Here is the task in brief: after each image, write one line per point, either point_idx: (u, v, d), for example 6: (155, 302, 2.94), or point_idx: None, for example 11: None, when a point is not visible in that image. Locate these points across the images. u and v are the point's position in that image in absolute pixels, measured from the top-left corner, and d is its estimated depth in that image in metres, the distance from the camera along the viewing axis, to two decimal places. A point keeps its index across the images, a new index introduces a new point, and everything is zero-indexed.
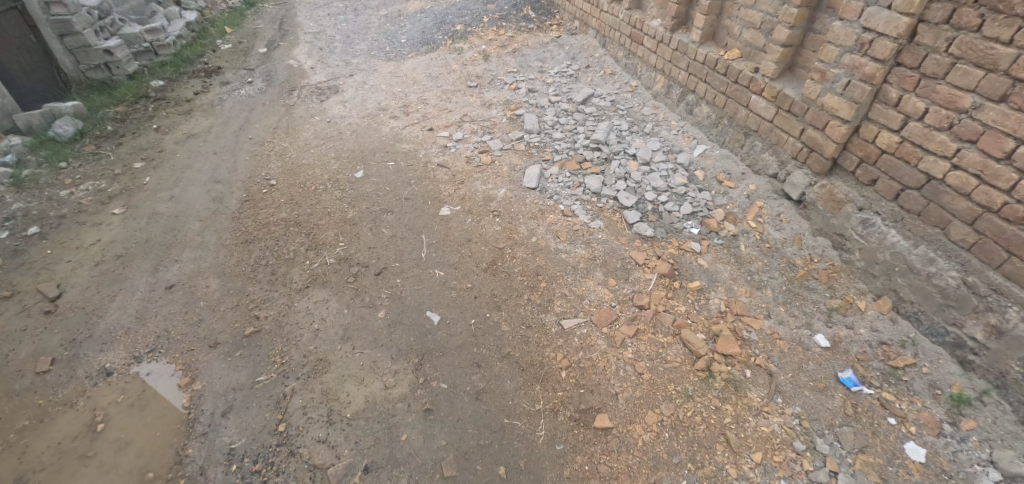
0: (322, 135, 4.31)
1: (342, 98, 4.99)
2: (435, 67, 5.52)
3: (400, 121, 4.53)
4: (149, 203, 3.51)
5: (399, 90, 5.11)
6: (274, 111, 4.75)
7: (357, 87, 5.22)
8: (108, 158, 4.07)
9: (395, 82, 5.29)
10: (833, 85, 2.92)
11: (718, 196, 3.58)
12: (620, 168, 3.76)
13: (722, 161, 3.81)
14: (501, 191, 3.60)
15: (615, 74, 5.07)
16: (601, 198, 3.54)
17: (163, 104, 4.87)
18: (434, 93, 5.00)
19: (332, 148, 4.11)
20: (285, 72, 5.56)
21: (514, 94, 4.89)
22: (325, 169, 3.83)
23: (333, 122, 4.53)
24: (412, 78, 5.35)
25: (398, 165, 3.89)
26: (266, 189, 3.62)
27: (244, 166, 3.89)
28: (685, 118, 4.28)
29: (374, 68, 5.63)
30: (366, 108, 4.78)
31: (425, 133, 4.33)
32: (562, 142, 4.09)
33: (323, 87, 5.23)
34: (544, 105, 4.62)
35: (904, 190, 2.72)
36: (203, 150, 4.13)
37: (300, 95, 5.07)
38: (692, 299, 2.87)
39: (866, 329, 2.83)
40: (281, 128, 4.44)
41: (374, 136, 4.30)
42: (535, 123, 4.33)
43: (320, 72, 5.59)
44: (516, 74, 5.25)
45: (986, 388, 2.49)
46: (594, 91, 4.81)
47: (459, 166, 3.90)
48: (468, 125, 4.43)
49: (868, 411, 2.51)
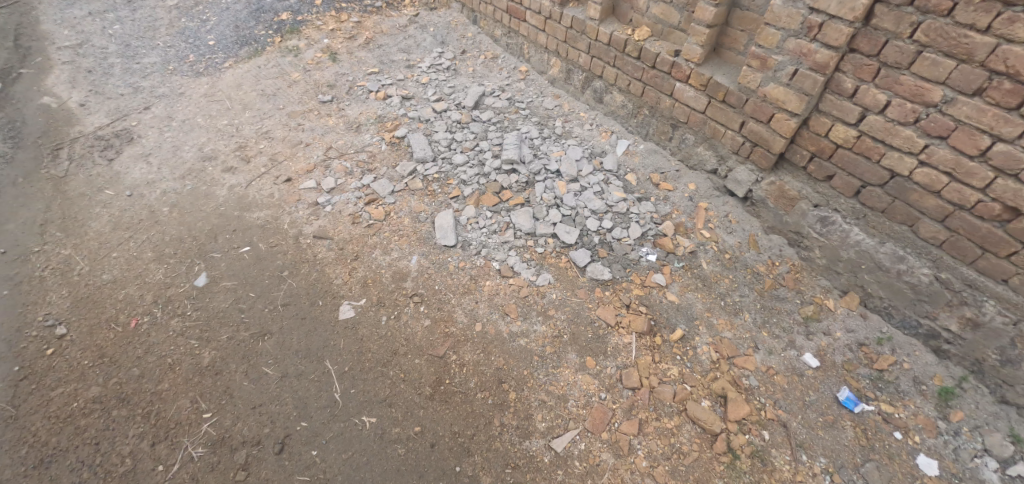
0: (121, 223, 2.96)
1: (141, 151, 3.53)
2: (265, 80, 4.14)
3: (241, 174, 3.32)
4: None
5: (224, 122, 3.76)
6: (32, 195, 3.19)
7: (159, 128, 3.75)
8: None
9: (215, 110, 3.89)
10: (777, 74, 2.55)
11: (660, 204, 3.14)
12: (547, 192, 3.11)
13: (650, 157, 3.35)
14: (413, 260, 2.79)
15: (498, 57, 4.22)
16: (539, 239, 2.91)
17: None
18: (277, 120, 3.76)
19: (141, 244, 2.82)
20: (39, 121, 3.83)
21: (383, 105, 3.82)
22: (139, 284, 2.59)
23: (138, 195, 3.16)
24: (239, 99, 3.97)
25: (256, 251, 2.79)
26: (52, 347, 2.34)
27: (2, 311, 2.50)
28: (594, 108, 3.68)
29: (179, 92, 4.11)
30: (184, 160, 3.43)
31: (283, 187, 3.22)
32: (468, 168, 3.29)
33: (106, 136, 3.67)
34: (426, 118, 3.64)
35: (865, 187, 2.49)
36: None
37: (70, 157, 3.48)
38: (680, 355, 2.48)
39: (841, 332, 2.66)
40: (51, 223, 2.98)
41: (206, 207, 3.06)
42: (423, 149, 3.39)
43: (96, 111, 3.94)
44: (377, 75, 4.12)
45: (964, 375, 2.46)
46: (481, 84, 3.94)
47: (345, 231, 2.94)
48: (339, 163, 3.39)
49: (874, 433, 2.37)
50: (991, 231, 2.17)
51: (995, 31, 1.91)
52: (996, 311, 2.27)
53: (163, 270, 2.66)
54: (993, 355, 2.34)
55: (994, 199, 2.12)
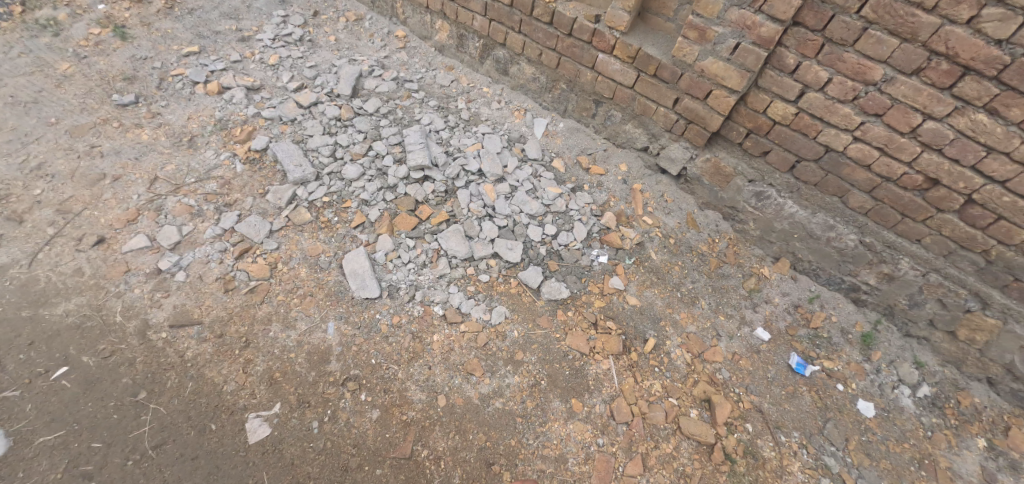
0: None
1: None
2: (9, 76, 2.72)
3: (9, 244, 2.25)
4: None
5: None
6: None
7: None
8: None
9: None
10: (716, 47, 2.28)
11: (595, 192, 2.80)
12: (474, 200, 2.57)
13: (573, 137, 2.96)
14: (330, 329, 2.14)
15: (364, 19, 3.37)
16: (479, 263, 2.41)
17: None
18: (54, 143, 2.55)
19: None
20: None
21: (221, 106, 2.77)
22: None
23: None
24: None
25: (80, 371, 1.96)
26: None
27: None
28: (498, 81, 3.13)
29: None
30: None
31: (89, 255, 2.24)
32: (367, 183, 2.58)
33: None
34: (289, 118, 2.73)
35: (800, 162, 2.39)
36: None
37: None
38: (658, 366, 2.31)
39: (779, 297, 2.64)
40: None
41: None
42: (299, 165, 2.56)
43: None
44: (198, 56, 2.96)
45: (878, 318, 2.56)
46: (352, 60, 3.08)
47: (217, 307, 2.16)
48: (176, 201, 2.43)
49: (823, 391, 2.41)
50: (912, 199, 2.18)
51: (942, 11, 1.81)
52: (910, 266, 2.34)
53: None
54: (903, 299, 2.43)
55: (919, 172, 2.11)
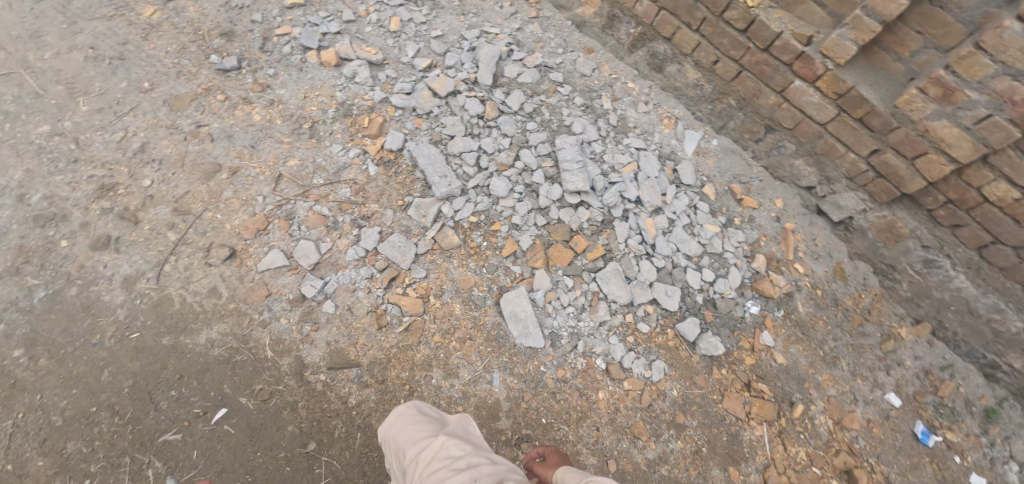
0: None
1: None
2: (95, 24, 2.45)
3: (126, 250, 2.04)
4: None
5: (42, 129, 2.20)
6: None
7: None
8: None
9: (25, 101, 2.25)
10: (957, 112, 1.98)
11: (747, 228, 2.56)
12: (633, 234, 2.32)
13: (727, 159, 2.67)
14: (496, 381, 2.00)
15: None
16: (637, 310, 2.22)
17: None
18: (151, 117, 2.28)
19: (7, 446, 1.76)
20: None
21: (340, 88, 2.42)
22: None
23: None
24: (52, 72, 2.33)
25: (241, 414, 1.86)
26: None
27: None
28: (648, 76, 2.79)
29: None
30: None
31: (216, 276, 2.03)
32: (517, 202, 2.28)
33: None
34: (424, 110, 2.36)
35: (995, 244, 2.20)
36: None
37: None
38: (804, 433, 2.26)
39: (910, 360, 2.49)
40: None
41: (104, 339, 1.91)
42: (444, 176, 2.23)
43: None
44: (303, 10, 2.62)
45: (1005, 395, 2.42)
46: (484, 32, 2.70)
47: (373, 347, 1.98)
48: (308, 209, 2.16)
49: (942, 465, 2.31)
50: None
51: None
52: None
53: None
54: None
55: None
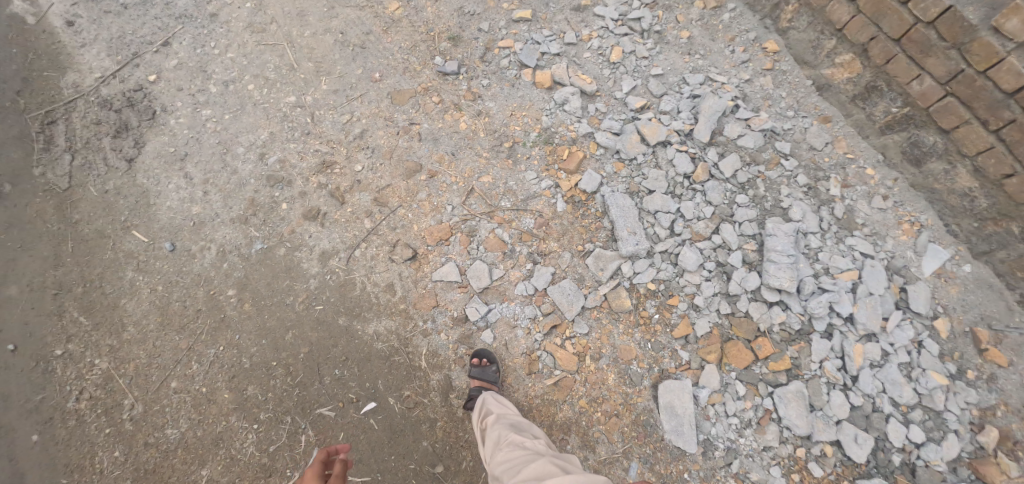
0: (185, 326, 2.14)
1: (171, 150, 2.45)
2: (348, 10, 2.69)
3: (328, 227, 2.23)
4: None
5: (289, 99, 2.50)
6: (38, 240, 2.32)
7: (196, 102, 2.55)
8: None
9: (282, 72, 2.58)
10: None
11: (987, 391, 1.92)
12: (832, 356, 1.95)
13: (982, 293, 2.06)
14: (632, 471, 1.86)
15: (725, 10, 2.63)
16: (813, 447, 1.88)
17: None
18: (374, 106, 2.45)
19: (208, 371, 2.07)
20: (12, 52, 2.62)
21: (547, 112, 2.36)
22: (225, 462, 1.96)
23: (194, 256, 2.24)
24: (306, 48, 2.63)
25: (386, 413, 1.97)
26: None
27: (30, 470, 2.00)
28: (895, 166, 2.26)
29: (207, 12, 2.76)
30: (241, 180, 2.36)
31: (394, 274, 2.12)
32: (704, 281, 2.04)
33: (113, 102, 2.55)
34: (628, 156, 2.21)
35: None
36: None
37: (79, 160, 2.45)
38: None
39: None
40: (83, 307, 2.21)
41: (295, 302, 2.12)
42: (633, 233, 2.07)
43: (90, 49, 2.68)
44: (528, 24, 2.59)
45: None
46: (709, 79, 2.43)
47: (519, 391, 1.97)
48: (490, 231, 2.16)
49: None
50: None
51: None
52: None
53: (254, 437, 1.97)
54: None
55: None
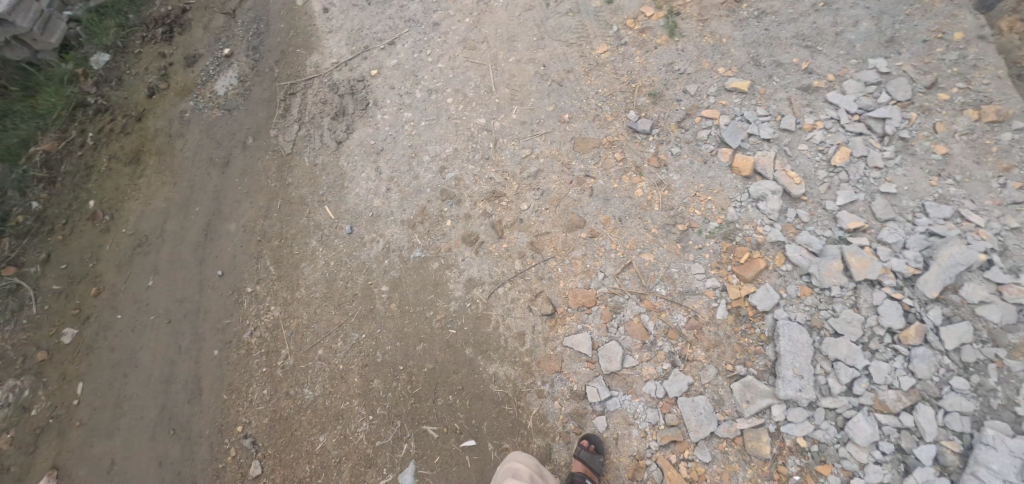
0: (342, 304, 2.40)
1: (372, 142, 2.77)
2: (556, 45, 2.75)
3: (481, 255, 2.31)
4: (84, 477, 2.41)
5: (479, 121, 2.64)
6: (260, 192, 2.79)
7: (402, 103, 2.86)
8: (36, 306, 2.79)
9: (481, 92, 2.73)
10: None
11: None
12: None
13: None
14: None
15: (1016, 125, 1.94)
16: None
17: (105, 132, 3.19)
18: (555, 147, 2.46)
19: (348, 351, 2.30)
20: (280, 27, 3.35)
21: (736, 204, 2.13)
22: (339, 437, 2.18)
23: (365, 245, 2.50)
24: (508, 74, 2.76)
25: (483, 456, 2.03)
26: (248, 479, 2.23)
27: (208, 379, 2.45)
28: None
29: (431, 21, 3.11)
30: (420, 188, 2.55)
31: (526, 326, 2.13)
32: (872, 462, 1.67)
33: (340, 87, 3.01)
34: (820, 283, 1.90)
35: None
36: (84, 211, 3.00)
37: (304, 131, 2.91)
38: None
39: None
40: (274, 258, 2.60)
41: (434, 318, 2.26)
42: (799, 375, 1.79)
43: (336, 36, 3.21)
44: (741, 97, 2.35)
45: None
46: (960, 216, 1.87)
47: None
48: (635, 314, 2.05)
49: None
50: None
51: None
52: None
53: (366, 426, 2.17)
54: None
55: None
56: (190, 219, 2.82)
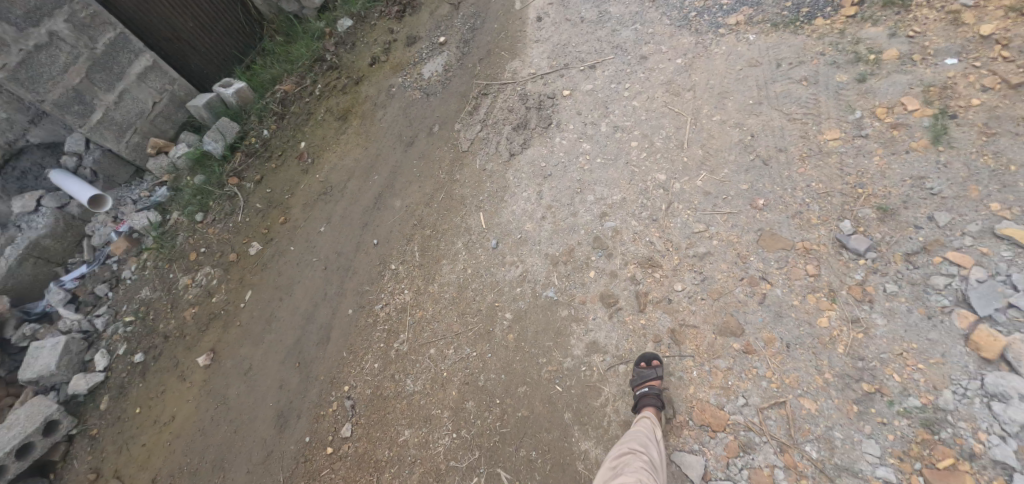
0: (465, 314, 2.45)
1: (543, 164, 2.75)
2: (775, 115, 2.39)
3: (614, 321, 2.17)
4: (228, 369, 2.89)
5: (658, 176, 2.45)
6: (429, 179, 2.97)
7: (584, 133, 2.78)
8: (242, 214, 3.43)
9: (670, 145, 2.52)
10: None
11: None
12: None
13: None
14: None
15: None
16: None
17: (331, 86, 3.79)
18: (734, 233, 2.17)
19: (455, 361, 2.35)
20: (493, 27, 3.60)
21: (955, 387, 1.64)
22: (420, 439, 2.24)
23: (504, 265, 2.51)
24: (707, 133, 2.48)
25: None
26: (336, 436, 2.42)
27: (335, 332, 2.70)
28: None
29: (639, 54, 2.99)
30: (574, 225, 2.48)
31: (645, 375, 1.93)
32: None
33: (529, 99, 3.07)
34: None
35: None
36: (295, 150, 3.56)
37: (485, 132, 3.03)
38: None
39: None
40: (421, 245, 2.75)
41: (545, 366, 2.18)
42: None
43: (541, 47, 3.32)
44: (1016, 250, 1.76)
45: None
46: None
47: None
48: (768, 462, 1.74)
49: None
50: None
51: None
52: None
53: (447, 441, 2.19)
54: None
55: None
56: (368, 184, 3.13)
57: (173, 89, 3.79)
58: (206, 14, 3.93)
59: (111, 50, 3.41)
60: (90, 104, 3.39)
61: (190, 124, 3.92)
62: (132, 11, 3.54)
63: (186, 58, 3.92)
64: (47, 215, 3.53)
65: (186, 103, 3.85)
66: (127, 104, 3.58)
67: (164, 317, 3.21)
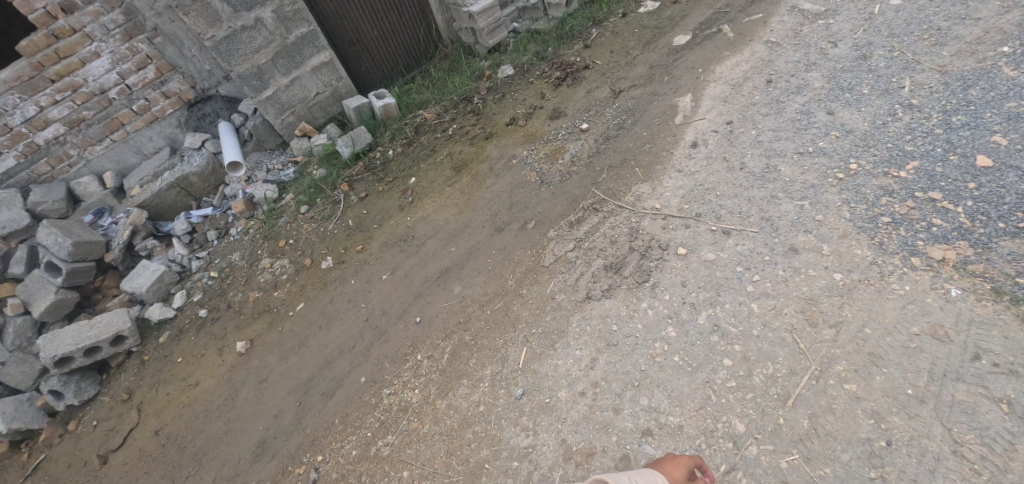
0: (453, 455, 2.21)
1: (613, 328, 2.34)
2: (936, 432, 1.68)
3: None
4: (251, 367, 3.01)
5: (735, 424, 1.91)
6: (496, 279, 2.76)
7: (676, 313, 2.30)
8: (335, 222, 3.55)
9: (770, 390, 1.95)
10: None
11: None
12: None
13: None
14: None
15: None
16: None
17: (463, 132, 3.76)
18: None
19: None
20: (641, 134, 3.22)
21: None
22: None
23: (517, 426, 2.19)
24: (827, 401, 1.86)
25: None
26: None
27: (342, 391, 2.65)
28: None
29: (790, 242, 2.39)
30: (610, 425, 2.06)
31: None
32: None
33: (638, 238, 2.65)
34: None
35: None
36: (404, 182, 3.59)
37: (575, 255, 2.69)
38: None
39: None
40: (453, 349, 2.57)
41: None
42: None
43: (680, 179, 2.87)
44: None
45: None
46: None
47: None
48: None
49: None
50: None
51: None
52: None
53: None
54: None
55: None
56: (443, 252, 3.03)
57: (337, 85, 4.08)
58: (392, 27, 4.18)
59: (299, 42, 3.75)
60: (266, 82, 3.75)
61: (339, 119, 4.21)
62: (330, 12, 3.85)
63: (360, 60, 4.18)
64: (202, 157, 4.02)
65: (343, 101, 4.13)
66: (295, 89, 3.91)
67: (236, 288, 3.46)
